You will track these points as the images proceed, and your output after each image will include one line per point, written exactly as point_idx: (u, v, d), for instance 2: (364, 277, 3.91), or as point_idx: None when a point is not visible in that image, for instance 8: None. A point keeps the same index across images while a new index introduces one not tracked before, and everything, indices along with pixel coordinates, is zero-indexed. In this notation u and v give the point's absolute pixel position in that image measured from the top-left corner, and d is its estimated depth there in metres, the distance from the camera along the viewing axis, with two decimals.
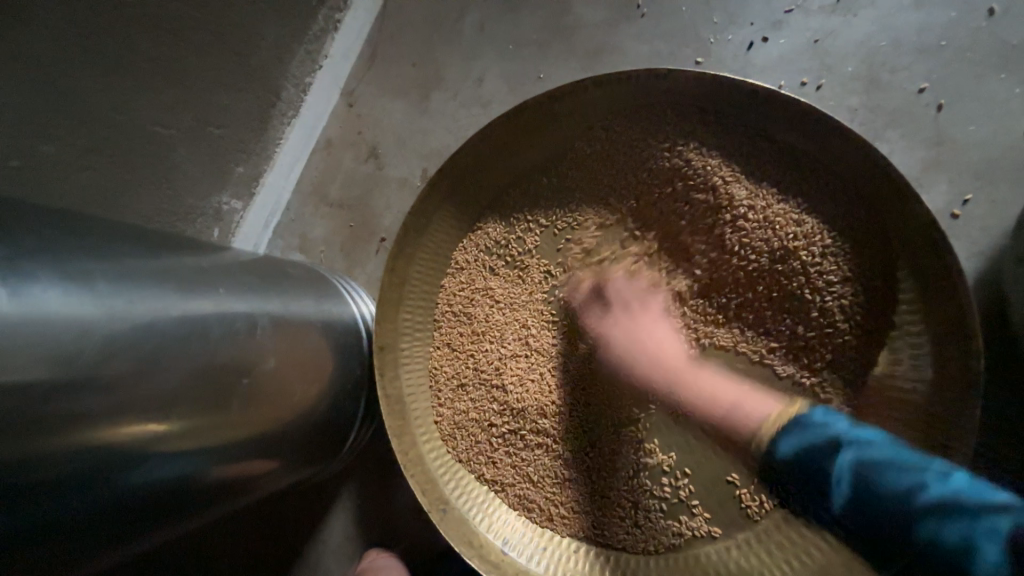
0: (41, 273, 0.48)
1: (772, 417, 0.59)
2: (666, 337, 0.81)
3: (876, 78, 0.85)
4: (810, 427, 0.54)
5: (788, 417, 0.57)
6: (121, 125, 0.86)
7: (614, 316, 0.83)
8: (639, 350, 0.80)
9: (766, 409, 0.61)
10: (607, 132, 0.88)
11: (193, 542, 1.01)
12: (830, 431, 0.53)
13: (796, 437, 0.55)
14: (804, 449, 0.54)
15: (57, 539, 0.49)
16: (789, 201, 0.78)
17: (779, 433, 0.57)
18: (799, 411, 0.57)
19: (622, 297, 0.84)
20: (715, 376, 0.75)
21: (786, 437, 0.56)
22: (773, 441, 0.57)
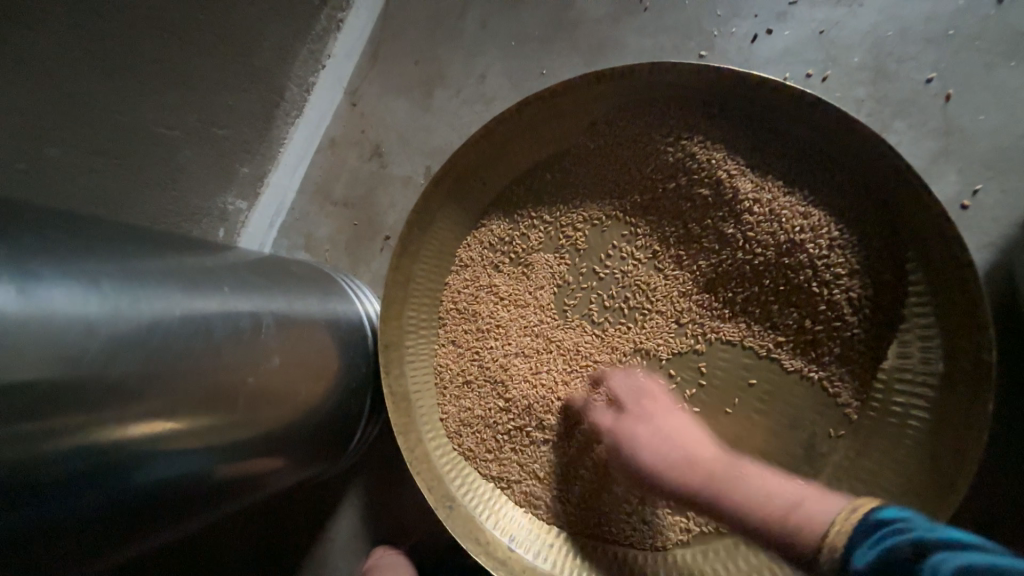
0: (48, 271, 0.48)
1: (843, 514, 0.52)
2: (695, 436, 0.73)
3: (883, 69, 0.85)
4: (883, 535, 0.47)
5: (856, 519, 0.51)
6: (126, 127, 0.87)
7: (632, 418, 0.77)
8: (669, 449, 0.71)
9: (829, 507, 0.55)
10: (611, 127, 0.87)
11: (203, 540, 1.01)
12: (914, 534, 0.45)
13: (873, 549, 0.47)
14: (883, 554, 0.45)
15: (64, 537, 0.49)
16: (795, 194, 0.77)
17: (854, 543, 0.49)
18: (877, 512, 0.50)
19: (649, 401, 0.79)
20: (762, 471, 0.66)
21: (862, 549, 0.48)
22: (850, 553, 0.49)
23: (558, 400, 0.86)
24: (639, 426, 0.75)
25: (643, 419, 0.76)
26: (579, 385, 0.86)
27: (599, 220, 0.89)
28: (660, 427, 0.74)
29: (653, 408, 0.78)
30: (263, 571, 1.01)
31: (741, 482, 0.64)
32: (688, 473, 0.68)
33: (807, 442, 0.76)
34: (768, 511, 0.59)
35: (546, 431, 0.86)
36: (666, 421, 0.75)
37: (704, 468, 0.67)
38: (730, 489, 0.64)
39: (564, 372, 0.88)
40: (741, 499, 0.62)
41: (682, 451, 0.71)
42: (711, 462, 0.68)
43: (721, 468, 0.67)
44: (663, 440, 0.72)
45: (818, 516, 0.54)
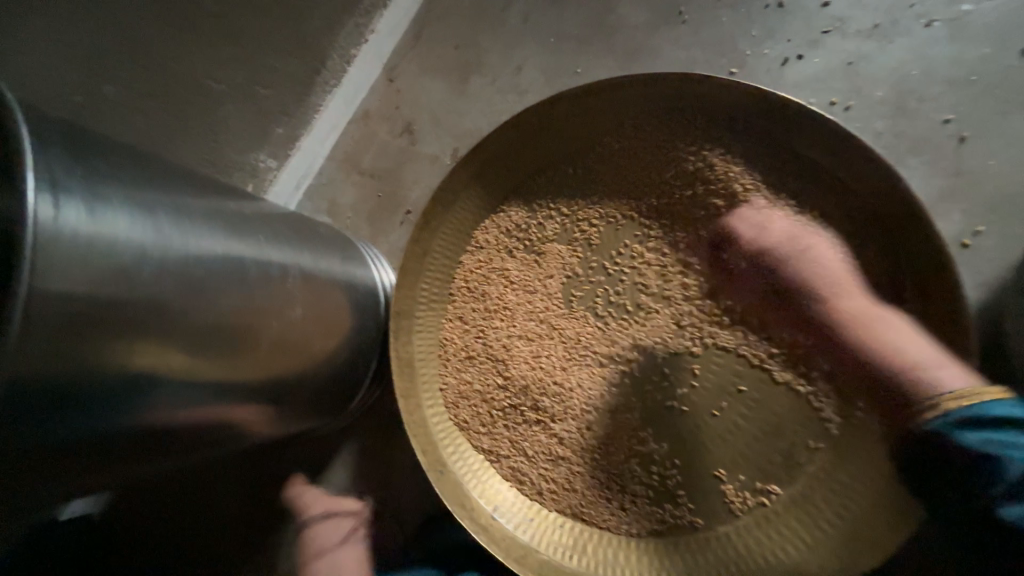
0: (112, 194, 0.52)
1: (970, 393, 0.65)
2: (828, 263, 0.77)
3: (905, 105, 0.88)
4: (996, 427, 0.62)
5: (968, 400, 0.64)
6: (178, 76, 0.92)
7: (761, 236, 0.79)
8: (807, 274, 0.77)
9: (955, 380, 0.66)
10: (638, 130, 0.91)
11: (198, 481, 1.06)
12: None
13: (994, 435, 0.62)
14: (987, 441, 0.62)
15: (96, 440, 0.52)
16: (806, 214, 0.81)
17: (960, 414, 0.64)
18: (983, 401, 0.64)
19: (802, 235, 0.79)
20: (892, 321, 0.73)
21: (977, 432, 0.63)
22: (948, 417, 0.65)
23: (554, 384, 0.90)
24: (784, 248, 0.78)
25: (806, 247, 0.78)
26: (577, 372, 0.90)
27: (614, 218, 0.92)
28: (816, 257, 0.77)
29: (790, 235, 0.79)
30: (250, 516, 1.05)
31: (870, 331, 0.72)
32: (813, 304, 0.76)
33: (787, 449, 0.79)
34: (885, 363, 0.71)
35: (540, 412, 0.90)
36: (812, 254, 0.77)
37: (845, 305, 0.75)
38: (874, 329, 0.72)
39: (563, 358, 0.92)
40: (874, 343, 0.72)
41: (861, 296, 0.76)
42: (851, 300, 0.75)
43: (858, 306, 0.74)
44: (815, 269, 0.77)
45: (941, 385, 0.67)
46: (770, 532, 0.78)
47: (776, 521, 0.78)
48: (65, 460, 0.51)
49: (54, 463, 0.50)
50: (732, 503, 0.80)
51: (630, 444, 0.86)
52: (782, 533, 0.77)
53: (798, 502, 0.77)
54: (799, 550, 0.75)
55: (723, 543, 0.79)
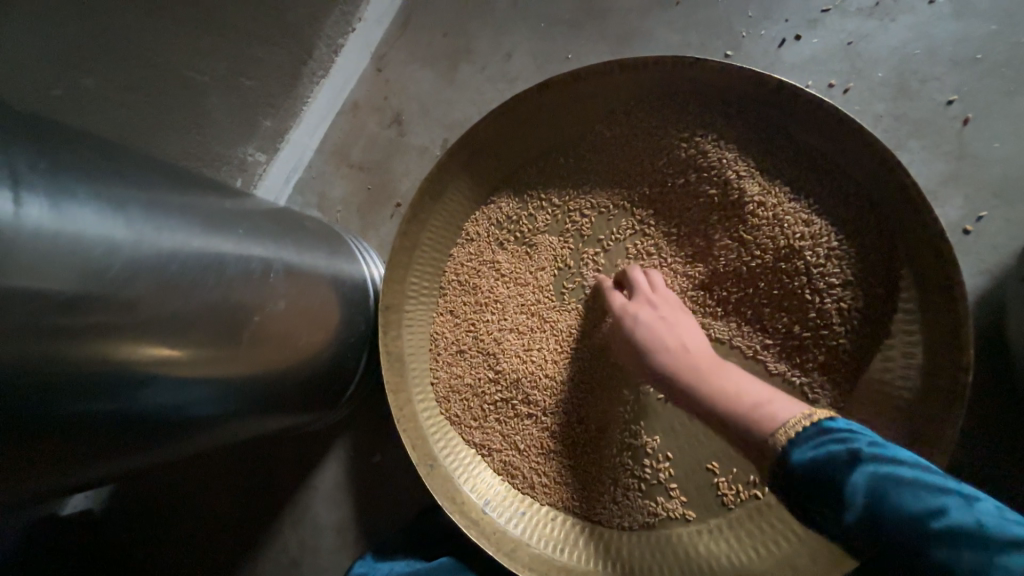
0: (80, 189, 0.51)
1: (799, 420, 0.54)
2: (637, 321, 0.77)
3: (906, 86, 0.85)
4: (829, 436, 0.50)
5: (805, 424, 0.53)
6: (160, 68, 0.91)
7: (637, 305, 0.79)
8: (670, 339, 0.73)
9: (794, 411, 0.56)
10: (628, 118, 0.89)
11: (195, 473, 1.08)
12: (854, 444, 0.49)
13: (812, 448, 0.50)
14: (820, 453, 0.49)
15: (72, 442, 0.51)
16: (801, 201, 0.78)
17: (795, 444, 0.52)
18: (821, 419, 0.53)
19: (657, 295, 0.80)
20: (733, 370, 0.67)
21: (800, 448, 0.51)
22: (789, 449, 0.52)
23: (545, 377, 0.89)
24: (644, 310, 0.78)
25: (651, 306, 0.78)
26: (567, 365, 0.89)
27: (606, 208, 0.90)
28: (646, 318, 0.76)
29: (647, 300, 0.79)
30: (246, 508, 1.06)
31: (721, 378, 0.65)
32: (661, 357, 0.72)
33: None
34: (739, 406, 0.61)
35: (530, 405, 0.89)
36: (656, 314, 0.77)
37: (688, 356, 0.70)
38: (710, 376, 0.66)
39: (554, 352, 0.90)
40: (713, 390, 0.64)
41: (679, 343, 0.72)
42: (679, 351, 0.71)
43: (707, 362, 0.69)
44: (665, 326, 0.75)
45: (781, 418, 0.56)
46: (762, 523, 0.77)
47: (769, 513, 0.77)
48: (48, 461, 0.50)
49: (25, 465, 0.49)
50: (724, 497, 0.80)
51: (622, 437, 0.85)
52: (775, 524, 0.76)
53: None
54: (792, 542, 0.74)
55: (715, 535, 0.79)
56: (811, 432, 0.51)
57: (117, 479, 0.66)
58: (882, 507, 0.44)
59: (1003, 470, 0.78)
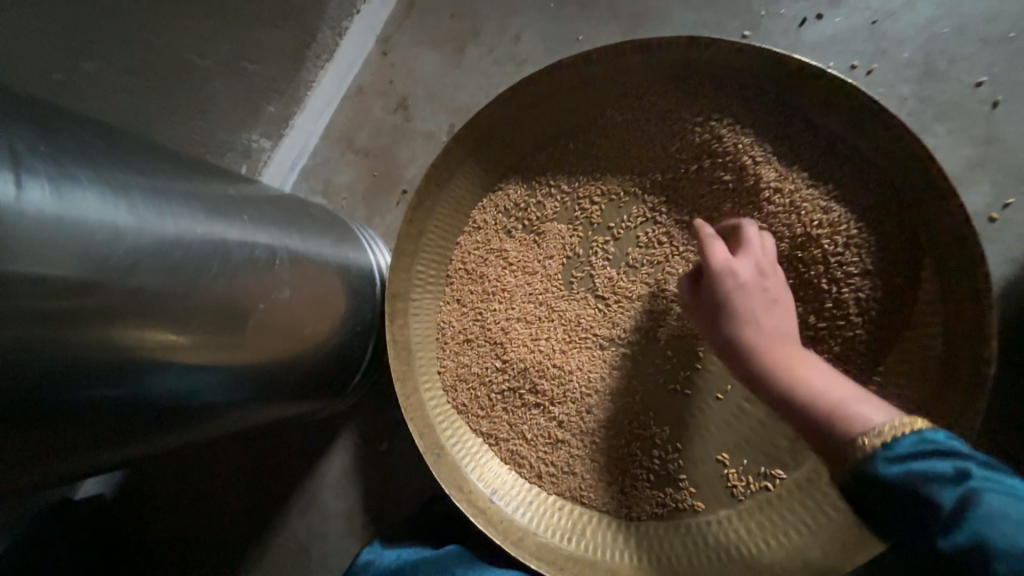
0: (82, 174, 0.50)
1: (893, 426, 0.54)
2: (734, 284, 0.69)
3: (932, 67, 0.82)
4: (935, 451, 0.51)
5: (906, 430, 0.53)
6: (162, 52, 0.88)
7: (740, 265, 0.70)
8: (761, 314, 0.68)
9: (884, 414, 0.56)
10: (641, 101, 0.86)
11: (204, 459, 1.09)
12: (961, 463, 0.50)
13: (914, 458, 0.51)
14: (926, 467, 0.50)
15: (80, 429, 0.51)
16: (819, 188, 0.76)
17: (887, 448, 0.53)
18: (923, 430, 0.53)
19: (761, 262, 0.71)
20: (813, 360, 0.65)
21: (892, 455, 0.52)
22: (875, 454, 0.53)
23: (553, 366, 0.88)
24: (746, 273, 0.69)
25: (755, 273, 0.70)
26: (576, 355, 0.88)
27: (617, 195, 0.88)
28: (747, 284, 0.68)
29: (749, 261, 0.70)
30: (254, 494, 1.07)
31: (803, 365, 0.64)
32: (746, 330, 0.67)
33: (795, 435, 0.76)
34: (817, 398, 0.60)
35: (538, 395, 0.89)
36: (756, 284, 0.69)
37: (778, 339, 0.66)
38: (792, 363, 0.64)
39: (563, 341, 0.89)
40: (798, 379, 0.62)
41: (771, 323, 0.67)
42: (768, 328, 0.67)
43: (793, 347, 0.66)
44: (763, 297, 0.68)
45: (867, 422, 0.56)
46: (772, 516, 0.76)
47: (779, 506, 0.76)
48: (53, 449, 0.50)
49: (33, 452, 0.48)
50: (734, 488, 0.79)
51: (631, 428, 0.84)
52: (785, 516, 0.75)
53: (803, 487, 0.75)
54: (802, 535, 0.73)
55: (724, 526, 0.78)
56: (914, 442, 0.52)
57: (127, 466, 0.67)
58: (988, 533, 0.45)
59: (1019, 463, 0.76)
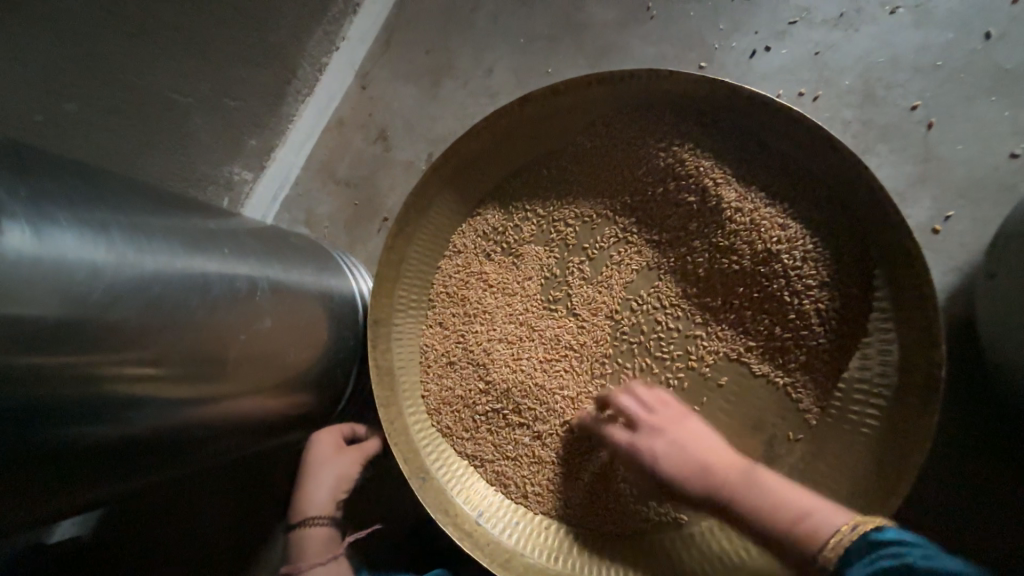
0: (62, 216, 0.51)
1: (849, 530, 0.58)
2: (662, 447, 0.76)
3: (872, 93, 0.89)
4: (881, 553, 0.54)
5: (859, 533, 0.57)
6: (141, 90, 0.92)
7: (645, 425, 0.79)
8: (686, 461, 0.74)
9: (836, 520, 0.61)
10: (609, 129, 0.91)
11: (186, 493, 1.07)
12: (904, 559, 0.52)
13: (867, 565, 0.54)
14: (876, 573, 0.53)
15: (55, 469, 0.51)
16: (777, 206, 0.81)
17: (851, 564, 0.56)
18: (868, 532, 0.57)
19: (663, 410, 0.79)
20: (770, 474, 0.70)
21: (858, 568, 0.55)
22: (845, 571, 0.56)
23: (535, 385, 0.90)
24: (653, 437, 0.77)
25: (660, 434, 0.77)
26: (557, 374, 0.90)
27: (590, 217, 0.92)
28: (659, 438, 0.77)
29: (664, 413, 0.79)
30: (237, 527, 1.05)
31: (755, 486, 0.68)
32: (692, 484, 0.72)
33: (767, 442, 0.79)
34: (778, 517, 0.64)
35: (521, 414, 0.90)
36: (676, 430, 0.77)
37: (717, 472, 0.71)
38: (744, 490, 0.68)
39: (544, 360, 0.91)
40: (754, 505, 0.67)
41: (703, 460, 0.73)
42: (709, 469, 0.72)
43: (737, 472, 0.71)
44: (681, 444, 0.75)
45: (826, 529, 0.61)
46: None
47: None
48: (20, 490, 0.49)
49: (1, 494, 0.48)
50: None
51: (613, 443, 0.86)
52: None
53: None
54: None
55: (707, 537, 0.80)
56: (864, 551, 0.55)
57: (102, 505, 0.66)
58: None
59: (975, 461, 0.80)
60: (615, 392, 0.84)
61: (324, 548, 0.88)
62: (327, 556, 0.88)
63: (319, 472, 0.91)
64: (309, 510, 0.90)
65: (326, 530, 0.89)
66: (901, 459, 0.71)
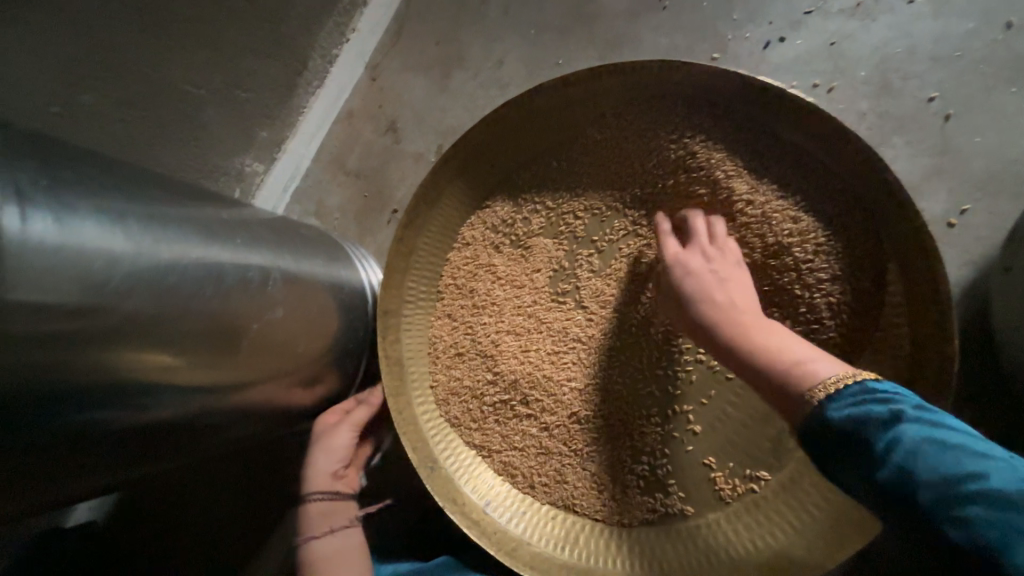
0: (82, 205, 0.52)
1: (840, 379, 0.57)
2: (698, 272, 0.76)
3: (888, 84, 0.87)
4: (873, 397, 0.54)
5: (850, 381, 0.56)
6: (157, 84, 0.92)
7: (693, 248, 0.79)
8: (714, 300, 0.73)
9: (835, 369, 0.59)
10: (619, 120, 0.90)
11: (200, 479, 1.09)
12: (895, 405, 0.52)
13: (852, 406, 0.54)
14: (857, 413, 0.53)
15: (72, 451, 0.52)
16: (789, 199, 0.80)
17: (831, 400, 0.56)
18: (865, 379, 0.56)
19: (724, 253, 0.78)
20: (785, 333, 0.68)
21: (836, 405, 0.55)
22: (822, 405, 0.56)
23: (543, 377, 0.90)
24: (695, 258, 0.77)
25: (708, 260, 0.77)
26: (565, 365, 0.90)
27: (599, 210, 0.92)
28: (696, 271, 0.76)
29: (714, 253, 0.78)
30: (249, 513, 1.07)
31: (768, 337, 0.67)
32: (712, 311, 0.72)
33: (775, 435, 0.79)
34: (775, 364, 0.63)
35: (529, 405, 0.91)
36: (721, 273, 0.75)
37: (739, 311, 0.71)
38: (754, 336, 0.67)
39: (551, 352, 0.91)
40: (759, 348, 0.65)
41: (727, 297, 0.73)
42: (732, 313, 0.71)
43: (753, 318, 0.70)
44: (716, 284, 0.74)
45: (818, 376, 0.59)
46: (760, 517, 0.78)
47: (767, 506, 0.78)
48: (37, 471, 0.50)
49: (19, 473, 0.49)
50: (722, 491, 0.81)
51: (620, 434, 0.87)
52: (773, 517, 0.77)
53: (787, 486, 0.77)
54: (789, 536, 0.75)
55: (713, 529, 0.80)
56: (855, 391, 0.55)
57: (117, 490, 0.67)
58: (915, 465, 0.47)
59: None
60: (691, 215, 0.83)
61: (329, 519, 0.85)
62: (325, 529, 0.84)
63: (320, 447, 0.87)
64: (312, 482, 0.86)
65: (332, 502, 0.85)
66: None
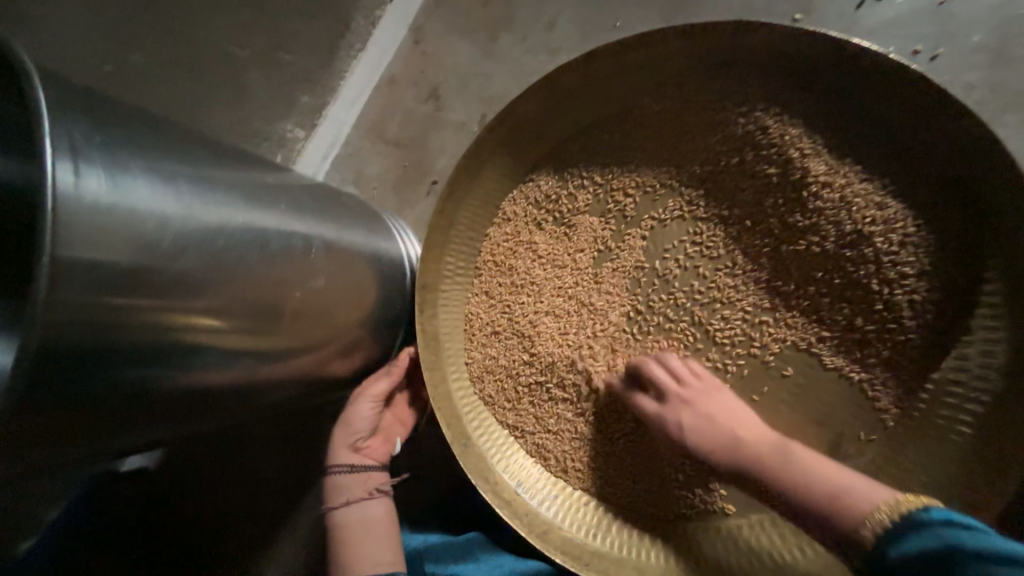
0: (133, 164, 0.51)
1: (886, 509, 0.58)
2: (691, 423, 0.74)
3: (1006, 52, 0.76)
4: (924, 529, 0.55)
5: (896, 515, 0.57)
6: (204, 42, 0.99)
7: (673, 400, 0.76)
8: (716, 441, 0.72)
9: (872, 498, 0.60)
10: (683, 90, 0.82)
11: (240, 438, 1.13)
12: (946, 532, 0.54)
13: (906, 542, 0.55)
14: (914, 549, 0.54)
15: (125, 409, 0.53)
16: (873, 182, 0.72)
17: (888, 542, 0.57)
18: (908, 509, 0.57)
19: (699, 386, 0.76)
20: (802, 451, 0.68)
21: (897, 542, 0.56)
22: (881, 549, 0.57)
23: (583, 362, 0.87)
24: (683, 411, 0.75)
25: (690, 408, 0.74)
26: (606, 351, 0.87)
27: (652, 187, 0.85)
28: (688, 419, 0.74)
29: (694, 391, 0.76)
30: (285, 474, 1.10)
31: (785, 470, 0.67)
32: (721, 459, 0.71)
33: (834, 440, 0.73)
34: (810, 499, 0.64)
35: (566, 390, 0.88)
36: (708, 406, 0.74)
37: (747, 447, 0.70)
38: (775, 470, 0.67)
39: (592, 336, 0.88)
40: (787, 485, 0.66)
41: (727, 435, 0.72)
42: (738, 446, 0.71)
43: (760, 450, 0.69)
44: (709, 426, 0.73)
45: (859, 508, 0.60)
46: None
47: None
48: (92, 426, 0.51)
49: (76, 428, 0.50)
50: None
51: None
52: None
53: None
54: None
55: (756, 531, 0.76)
56: (902, 528, 0.56)
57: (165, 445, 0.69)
58: None
59: None
60: (656, 359, 0.81)
61: (349, 492, 0.84)
62: (341, 501, 0.84)
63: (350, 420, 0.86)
64: (333, 456, 0.86)
65: (353, 475, 0.85)
66: (991, 472, 0.64)
